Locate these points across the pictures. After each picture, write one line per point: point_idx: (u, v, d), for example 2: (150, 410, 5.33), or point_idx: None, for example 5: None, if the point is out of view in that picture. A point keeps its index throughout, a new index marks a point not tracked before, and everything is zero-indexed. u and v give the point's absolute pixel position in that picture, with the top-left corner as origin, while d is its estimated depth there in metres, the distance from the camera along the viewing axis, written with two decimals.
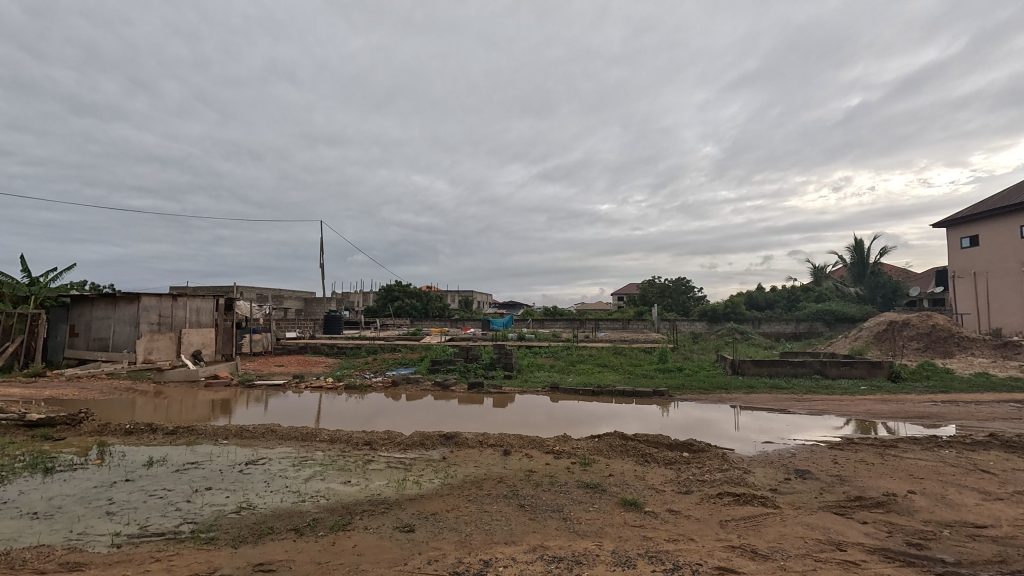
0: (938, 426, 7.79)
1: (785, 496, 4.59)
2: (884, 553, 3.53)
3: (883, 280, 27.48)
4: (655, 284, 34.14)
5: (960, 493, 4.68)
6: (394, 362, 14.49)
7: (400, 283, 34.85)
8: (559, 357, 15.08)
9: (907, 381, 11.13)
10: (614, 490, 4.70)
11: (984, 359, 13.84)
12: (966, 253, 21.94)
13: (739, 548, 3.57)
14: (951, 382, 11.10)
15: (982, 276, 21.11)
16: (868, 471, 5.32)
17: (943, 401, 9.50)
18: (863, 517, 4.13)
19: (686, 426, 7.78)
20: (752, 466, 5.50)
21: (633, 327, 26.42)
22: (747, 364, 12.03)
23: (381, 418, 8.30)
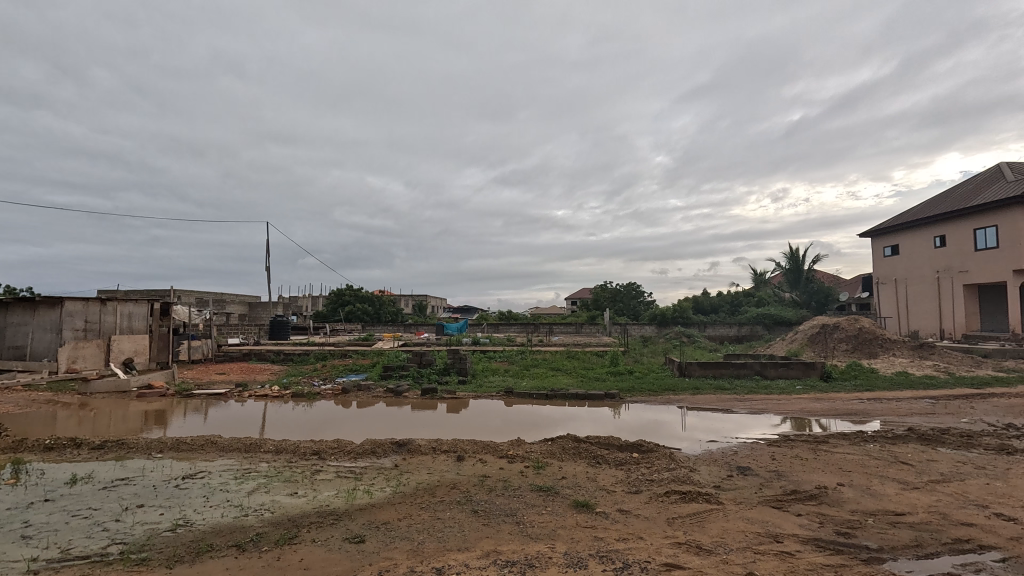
0: (864, 422, 8.36)
1: (729, 492, 4.80)
2: (817, 543, 3.75)
3: (816, 285, 29.35)
4: (608, 288, 35.01)
5: (883, 484, 5.04)
6: (345, 368, 14.10)
7: (351, 286, 33.99)
8: (514, 361, 15.16)
9: (837, 381, 11.92)
10: (566, 492, 4.77)
11: (904, 359, 15.02)
12: (888, 262, 23.85)
13: (685, 544, 3.70)
14: (875, 380, 11.98)
15: (902, 283, 22.99)
16: (804, 466, 5.64)
17: (868, 398, 10.23)
18: (797, 509, 4.38)
19: (638, 428, 7.95)
20: (697, 465, 5.71)
21: (586, 331, 26.92)
22: (693, 365, 12.51)
23: (332, 426, 8.03)
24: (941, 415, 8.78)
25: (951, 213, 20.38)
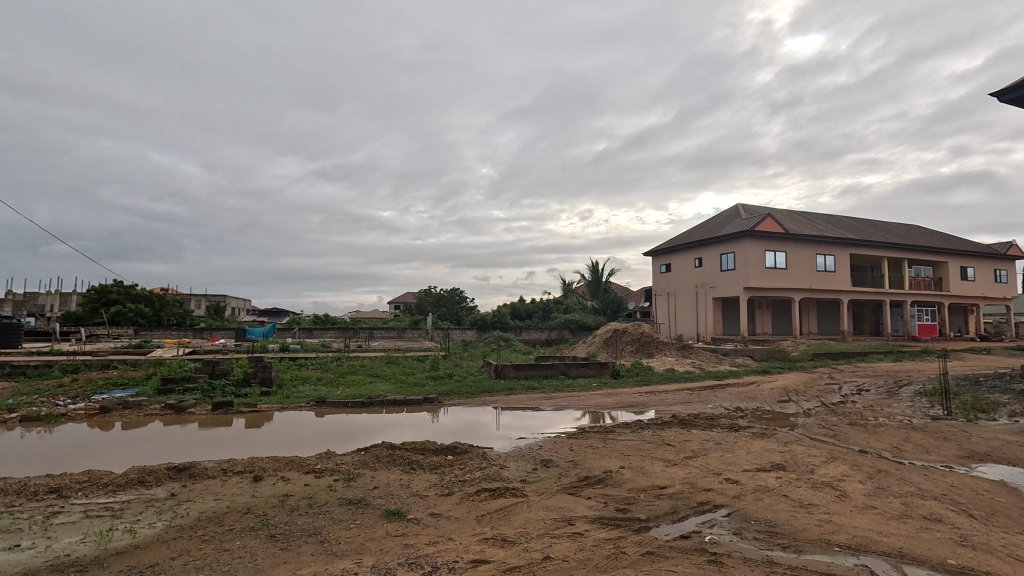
0: (643, 412, 9.89)
1: (532, 485, 5.21)
2: (601, 520, 4.29)
3: (611, 295, 33.91)
4: (431, 293, 35.21)
5: (652, 463, 6.03)
6: (107, 382, 11.52)
7: (120, 282, 27.97)
8: (328, 368, 14.21)
9: (623, 377, 13.92)
10: (378, 502, 4.62)
11: (671, 357, 18.27)
12: (663, 277, 28.87)
13: (492, 538, 3.89)
14: (651, 376, 14.31)
15: (672, 295, 28.06)
16: (594, 454, 6.43)
17: (646, 391, 12.16)
18: (588, 493, 4.96)
19: (455, 430, 8.14)
20: (507, 462, 6.07)
21: (408, 335, 26.63)
22: (508, 368, 13.32)
23: (83, 455, 6.47)
24: (694, 402, 10.89)
25: (706, 240, 25.51)
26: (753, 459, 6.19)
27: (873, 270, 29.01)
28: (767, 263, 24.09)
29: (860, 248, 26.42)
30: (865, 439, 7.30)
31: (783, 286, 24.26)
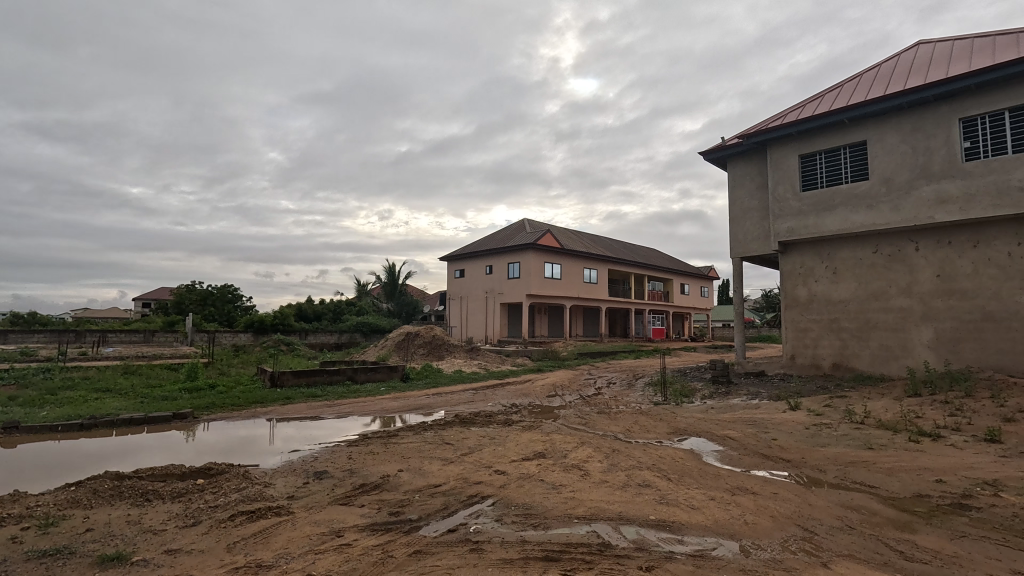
0: (430, 413, 10.12)
1: (300, 500, 4.87)
2: (372, 527, 4.24)
3: (406, 298, 33.92)
4: (195, 289, 30.03)
5: (430, 463, 6.21)
6: None
7: None
8: (30, 383, 10.93)
9: (412, 380, 14.03)
10: (89, 549, 3.73)
11: (460, 359, 19.13)
12: (456, 282, 30.28)
13: (244, 566, 3.51)
14: (439, 378, 14.73)
15: (464, 300, 29.66)
16: (373, 460, 6.33)
17: (433, 393, 12.47)
18: (361, 501, 4.85)
19: (214, 448, 7.09)
20: (273, 478, 5.55)
21: (160, 340, 22.21)
22: (286, 375, 12.17)
23: None
24: (477, 401, 11.61)
25: (496, 249, 27.50)
26: (520, 450, 6.90)
27: (624, 283, 35.16)
28: (546, 274, 27.17)
29: (616, 265, 31.77)
30: (607, 425, 8.79)
31: (558, 294, 27.64)
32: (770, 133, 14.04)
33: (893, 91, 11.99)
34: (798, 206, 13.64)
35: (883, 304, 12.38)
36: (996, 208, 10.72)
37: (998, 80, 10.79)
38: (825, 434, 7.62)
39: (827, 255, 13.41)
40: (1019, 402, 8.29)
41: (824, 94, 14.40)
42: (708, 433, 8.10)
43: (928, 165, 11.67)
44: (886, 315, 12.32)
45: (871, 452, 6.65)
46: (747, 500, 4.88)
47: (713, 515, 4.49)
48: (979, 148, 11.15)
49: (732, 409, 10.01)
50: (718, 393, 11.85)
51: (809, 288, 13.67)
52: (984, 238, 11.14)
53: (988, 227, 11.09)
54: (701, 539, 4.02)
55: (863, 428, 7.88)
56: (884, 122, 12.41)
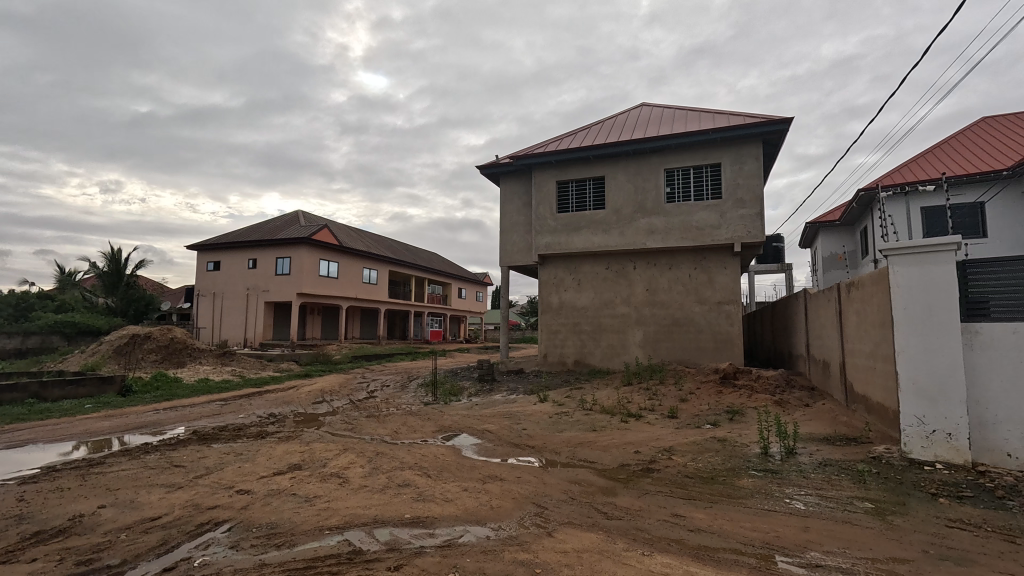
0: (163, 431, 8.43)
1: None
2: None
3: (136, 293, 27.63)
4: None
5: (149, 493, 5.14)
6: None
7: None
8: None
9: (136, 394, 11.43)
10: None
11: (207, 366, 16.40)
12: (209, 276, 26.11)
13: None
14: (175, 390, 12.34)
15: (218, 296, 25.74)
16: (60, 498, 4.93)
17: (165, 408, 10.38)
18: (33, 555, 3.72)
19: None
20: None
21: None
22: None
23: None
24: (224, 413, 10.10)
25: (264, 242, 24.83)
26: (271, 465, 6.24)
27: (404, 285, 35.22)
28: (320, 271, 25.43)
29: (397, 267, 31.64)
30: (375, 429, 8.63)
31: (333, 294, 26.11)
32: (535, 158, 15.84)
33: (625, 140, 14.84)
34: (554, 225, 15.73)
35: (611, 311, 15.15)
36: (683, 240, 14.20)
37: (687, 144, 14.33)
38: (563, 421, 8.92)
39: (575, 268, 15.78)
40: (689, 386, 11.12)
41: (577, 132, 16.98)
42: (470, 428, 8.66)
43: (644, 202, 14.77)
44: (613, 320, 15.11)
45: (594, 433, 8.04)
46: (495, 487, 5.37)
47: (464, 505, 4.80)
48: (676, 194, 14.62)
49: (493, 405, 10.91)
50: (483, 390, 12.80)
51: (560, 296, 15.85)
52: (675, 262, 14.63)
53: (678, 254, 14.61)
54: (451, 529, 4.25)
55: (591, 414, 9.49)
56: (616, 163, 15.24)
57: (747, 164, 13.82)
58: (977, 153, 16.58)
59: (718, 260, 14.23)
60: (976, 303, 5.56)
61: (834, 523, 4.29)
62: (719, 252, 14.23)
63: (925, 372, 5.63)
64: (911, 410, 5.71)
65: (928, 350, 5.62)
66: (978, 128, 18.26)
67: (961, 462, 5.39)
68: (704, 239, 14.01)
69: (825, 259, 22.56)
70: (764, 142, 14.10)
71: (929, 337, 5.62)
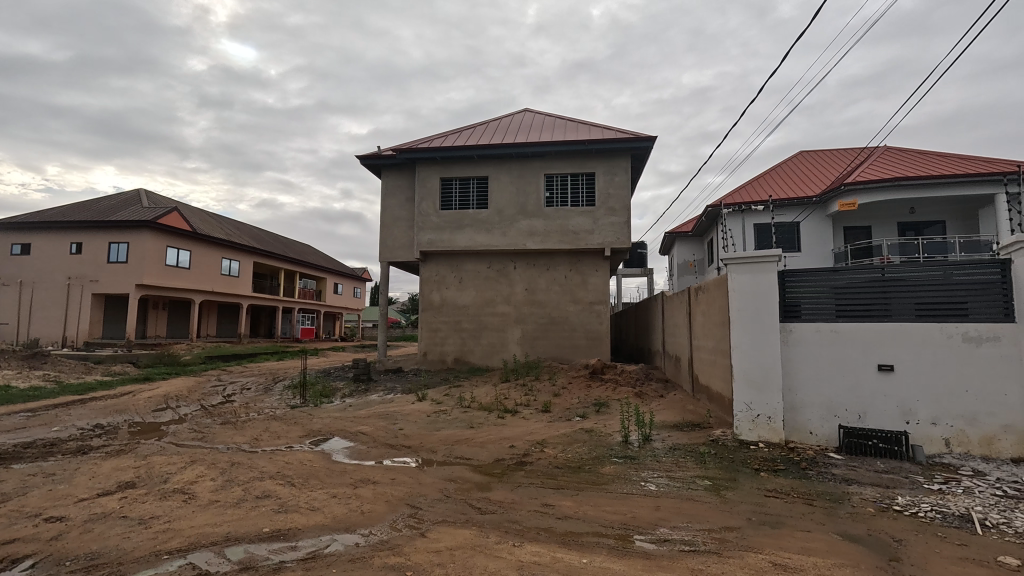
0: None
1: None
2: None
3: None
4: None
5: None
6: None
7: None
8: None
9: None
10: None
11: (9, 371, 13.47)
12: (15, 261, 21.58)
13: None
14: None
15: (27, 286, 21.34)
16: None
17: None
18: None
19: None
20: None
21: None
22: None
23: None
24: (30, 427, 8.37)
25: (94, 223, 21.16)
26: (94, 485, 5.31)
27: (272, 278, 32.35)
28: (168, 260, 22.34)
29: (263, 258, 28.93)
30: (231, 437, 7.78)
31: (183, 286, 23.07)
32: (418, 152, 15.52)
33: (508, 142, 15.19)
34: (437, 222, 15.57)
35: (492, 310, 15.43)
36: (560, 243, 14.95)
37: (566, 152, 15.10)
38: (441, 420, 8.86)
39: (457, 267, 15.78)
40: (562, 382, 11.74)
41: (462, 131, 16.99)
42: (342, 431, 8.22)
43: (525, 204, 15.27)
44: (493, 318, 15.40)
45: (471, 431, 8.11)
46: (367, 491, 5.16)
47: (332, 513, 4.54)
48: (555, 198, 15.34)
49: (368, 406, 10.47)
50: (358, 391, 12.22)
51: (441, 294, 15.74)
52: (553, 264, 15.34)
53: (555, 256, 15.34)
54: (316, 540, 3.99)
55: (469, 411, 9.56)
56: (500, 165, 15.54)
57: (617, 175, 14.98)
58: (795, 182, 19.81)
59: (591, 263, 15.23)
60: (791, 307, 6.63)
61: (680, 501, 4.82)
62: (592, 256, 15.23)
63: (753, 365, 6.57)
64: (742, 398, 6.64)
65: (755, 346, 6.57)
66: (795, 161, 21.85)
67: (777, 440, 6.40)
68: (579, 243, 14.89)
69: (679, 265, 25.31)
70: (632, 156, 15.39)
71: (756, 335, 6.57)
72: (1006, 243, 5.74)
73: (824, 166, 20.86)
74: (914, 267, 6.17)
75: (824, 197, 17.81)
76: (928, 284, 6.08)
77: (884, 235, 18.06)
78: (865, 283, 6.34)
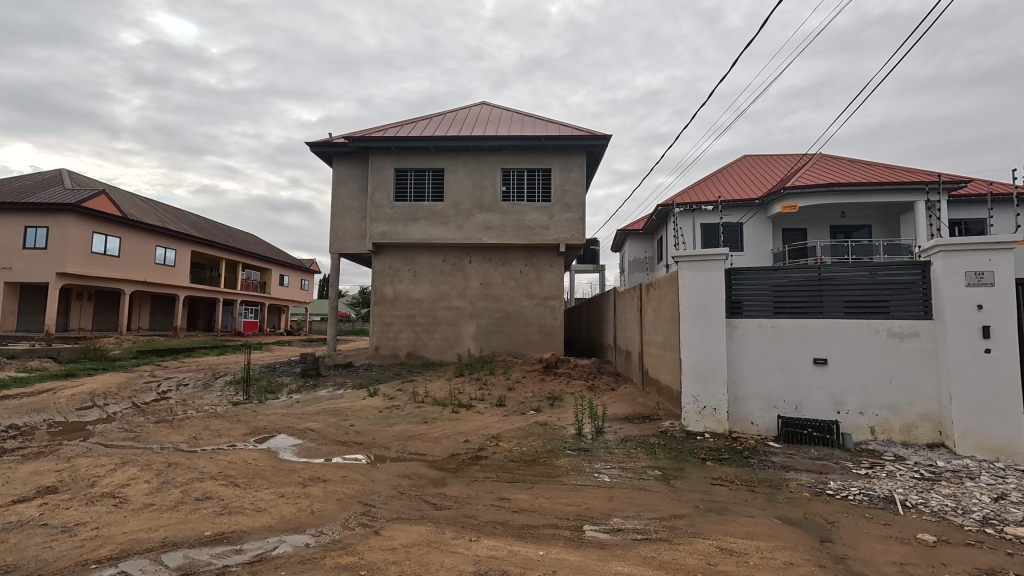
0: None
1: None
2: None
3: None
4: None
5: None
6: None
7: None
8: None
9: None
10: None
11: None
12: None
13: None
14: None
15: None
16: None
17: None
18: None
19: None
20: None
21: None
22: None
23: None
24: None
25: (8, 205, 19.31)
26: (9, 491, 4.84)
27: (212, 269, 30.65)
28: (94, 248, 20.71)
29: (202, 247, 27.33)
30: (167, 436, 7.32)
31: (111, 275, 21.45)
32: (372, 141, 15.06)
33: (465, 135, 15.01)
34: (391, 213, 15.22)
35: (446, 304, 15.28)
36: (516, 238, 14.98)
37: (523, 147, 15.11)
38: (394, 416, 8.70)
39: (411, 260, 15.49)
40: (516, 376, 11.79)
41: (417, 121, 16.67)
42: (289, 428, 7.90)
43: (481, 198, 15.17)
44: (447, 313, 15.25)
45: (425, 426, 8.01)
46: (317, 490, 4.97)
47: (279, 513, 4.35)
48: (511, 193, 15.33)
49: (316, 402, 10.12)
50: (305, 386, 11.80)
51: (394, 287, 15.43)
52: (508, 259, 15.36)
53: (511, 251, 15.36)
54: (263, 542, 3.81)
55: (422, 406, 9.43)
56: (456, 158, 15.36)
57: (573, 172, 15.16)
58: (739, 184, 20.75)
59: (546, 259, 15.34)
60: (734, 304, 6.94)
61: (633, 491, 4.96)
62: (547, 251, 15.35)
63: (700, 359, 6.83)
64: (689, 391, 6.89)
65: (703, 341, 6.83)
66: (739, 165, 22.90)
67: (721, 431, 6.69)
68: (535, 238, 14.97)
69: (630, 262, 25.97)
70: (588, 154, 15.60)
71: (703, 331, 6.84)
72: (926, 246, 6.20)
73: (767, 170, 21.94)
74: (845, 267, 6.59)
75: (766, 199, 18.74)
76: (858, 284, 6.50)
77: (818, 237, 19.22)
78: (802, 282, 6.71)
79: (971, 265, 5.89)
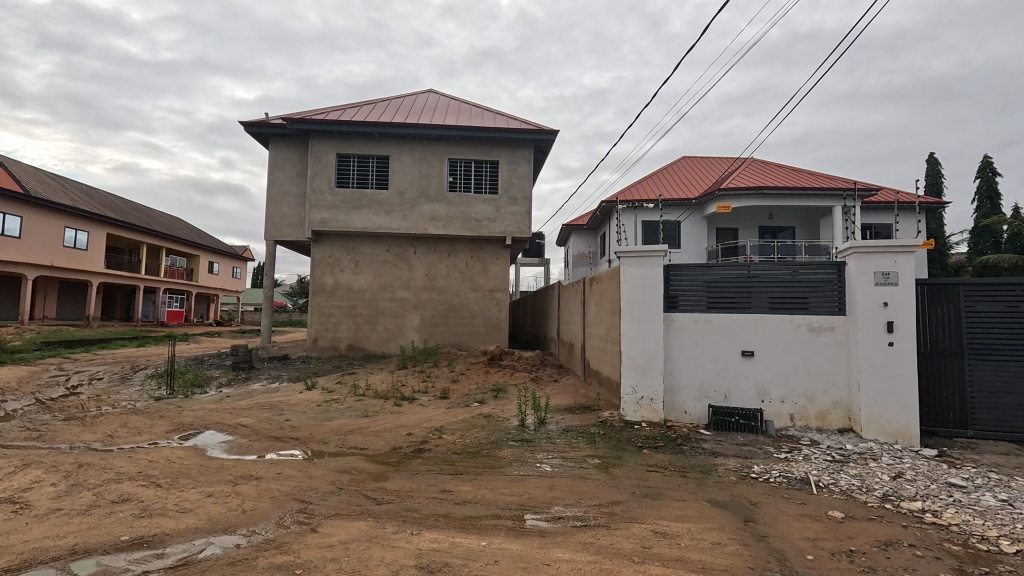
0: None
1: None
2: None
3: None
4: None
5: None
6: None
7: None
8: None
9: None
10: None
11: None
12: None
13: None
14: None
15: None
16: None
17: None
18: None
19: None
20: None
21: None
22: None
23: None
24: None
25: None
26: None
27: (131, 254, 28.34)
28: None
29: (120, 230, 25.19)
30: (79, 434, 6.74)
31: (10, 258, 19.34)
32: (312, 123, 14.38)
33: (411, 122, 14.65)
34: (332, 200, 14.66)
35: (390, 295, 14.95)
36: (462, 230, 14.86)
37: (470, 138, 14.97)
38: (333, 409, 8.44)
39: (352, 249, 15.00)
40: (460, 368, 11.75)
41: (361, 106, 16.09)
42: (219, 424, 7.47)
43: (426, 188, 14.90)
44: (390, 304, 14.93)
45: (366, 419, 7.83)
46: (249, 488, 4.73)
47: (207, 514, 4.12)
48: (457, 184, 15.15)
49: (248, 396, 9.63)
50: (236, 380, 11.20)
51: (335, 277, 14.90)
52: (453, 250, 15.22)
53: (457, 243, 15.23)
54: (189, 545, 3.59)
55: (363, 400, 9.20)
56: (401, 145, 14.98)
57: (520, 166, 15.19)
58: (678, 184, 21.60)
59: (492, 251, 15.34)
60: (671, 299, 7.24)
61: (573, 479, 5.08)
62: (493, 244, 15.34)
63: (639, 351, 7.08)
64: (628, 382, 7.14)
65: (642, 334, 7.09)
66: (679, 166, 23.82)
67: (657, 419, 6.99)
68: (481, 230, 14.92)
69: (575, 257, 26.43)
70: (535, 148, 15.69)
71: (642, 324, 7.09)
72: (842, 247, 6.73)
73: (704, 172, 22.96)
74: (771, 266, 7.03)
75: (702, 199, 19.65)
76: (782, 281, 6.97)
77: (748, 237, 20.41)
78: (733, 279, 7.09)
79: (879, 265, 6.46)
